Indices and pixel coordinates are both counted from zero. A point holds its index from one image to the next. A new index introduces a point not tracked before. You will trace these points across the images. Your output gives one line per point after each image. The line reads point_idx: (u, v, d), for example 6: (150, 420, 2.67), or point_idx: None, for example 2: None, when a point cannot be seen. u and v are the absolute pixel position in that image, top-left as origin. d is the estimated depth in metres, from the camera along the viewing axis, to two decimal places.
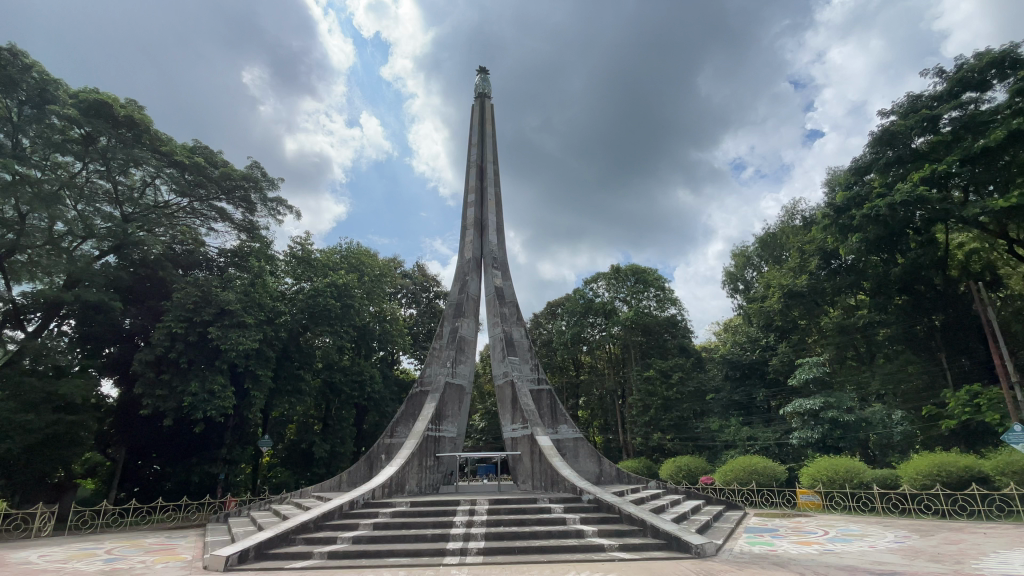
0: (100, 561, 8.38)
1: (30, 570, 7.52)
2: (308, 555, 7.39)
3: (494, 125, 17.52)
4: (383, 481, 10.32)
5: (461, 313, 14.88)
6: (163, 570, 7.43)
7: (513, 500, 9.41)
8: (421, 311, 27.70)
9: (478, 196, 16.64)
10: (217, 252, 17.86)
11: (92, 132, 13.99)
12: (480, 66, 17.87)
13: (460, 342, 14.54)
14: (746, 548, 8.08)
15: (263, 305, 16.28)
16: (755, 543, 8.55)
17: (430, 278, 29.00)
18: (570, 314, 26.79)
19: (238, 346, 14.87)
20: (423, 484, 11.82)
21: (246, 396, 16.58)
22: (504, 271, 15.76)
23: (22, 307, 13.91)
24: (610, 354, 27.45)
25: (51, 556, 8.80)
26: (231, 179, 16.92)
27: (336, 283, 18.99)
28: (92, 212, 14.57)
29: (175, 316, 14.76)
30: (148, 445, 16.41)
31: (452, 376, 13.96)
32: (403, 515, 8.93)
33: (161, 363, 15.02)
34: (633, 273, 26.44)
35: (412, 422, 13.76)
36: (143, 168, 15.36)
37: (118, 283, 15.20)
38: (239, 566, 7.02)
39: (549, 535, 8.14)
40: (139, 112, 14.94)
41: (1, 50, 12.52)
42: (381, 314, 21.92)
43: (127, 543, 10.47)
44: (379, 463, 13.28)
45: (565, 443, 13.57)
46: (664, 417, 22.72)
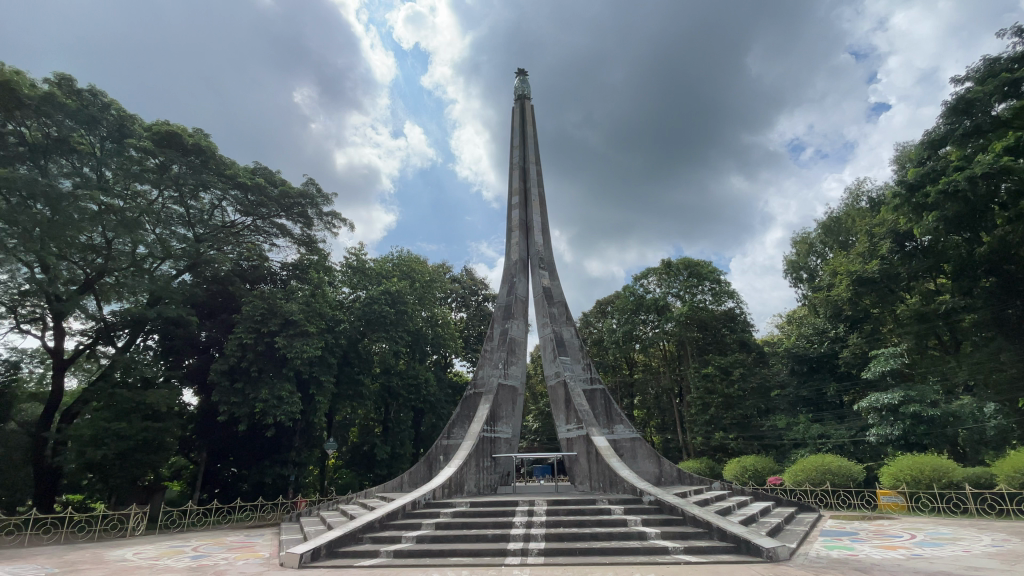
0: (187, 557, 8.96)
1: (128, 566, 8.14)
2: (375, 553, 7.53)
3: (536, 125, 17.40)
4: (443, 481, 10.43)
5: (510, 314, 14.82)
6: (243, 566, 7.87)
7: (572, 501, 9.20)
8: (471, 314, 28.01)
9: (522, 197, 16.61)
10: (280, 266, 18.72)
11: (165, 161, 15.11)
12: (519, 68, 17.83)
13: (510, 343, 14.50)
14: (822, 552, 7.48)
15: (323, 314, 17.10)
16: (833, 547, 7.90)
17: (478, 281, 29.28)
18: (622, 312, 26.15)
19: (302, 354, 15.62)
20: (481, 485, 11.88)
21: (311, 401, 17.39)
22: (552, 270, 15.55)
23: (112, 324, 15.24)
24: (665, 350, 26.67)
25: (144, 554, 9.46)
26: (289, 197, 17.76)
27: (390, 290, 19.50)
28: (169, 235, 15.75)
29: (245, 327, 15.64)
30: (226, 449, 17.52)
31: (504, 378, 13.95)
32: (464, 515, 8.95)
33: (234, 372, 15.94)
34: (687, 267, 25.50)
35: (468, 423, 13.83)
36: (211, 192, 16.39)
37: (194, 298, 16.34)
38: (312, 563, 7.27)
39: (610, 537, 7.89)
40: (205, 139, 16.05)
41: (84, 91, 13.78)
42: (432, 318, 22.36)
43: (211, 541, 11.12)
44: (438, 464, 13.46)
45: (622, 444, 13.19)
46: (725, 415, 21.72)
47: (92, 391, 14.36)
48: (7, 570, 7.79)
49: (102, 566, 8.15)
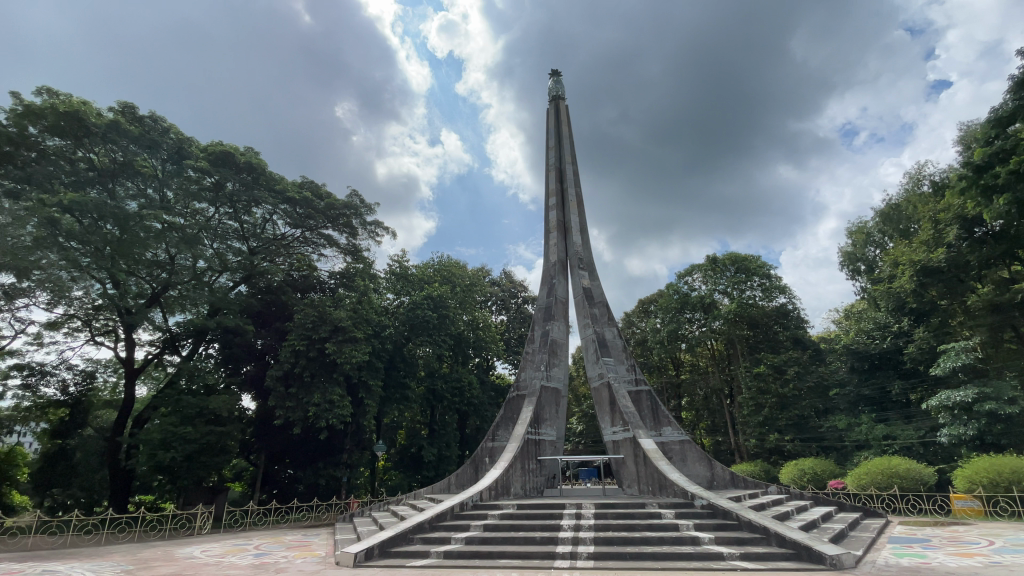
0: (250, 555, 9.38)
1: (196, 563, 8.60)
2: (425, 554, 7.63)
3: (571, 125, 17.25)
4: (489, 483, 10.45)
5: (551, 315, 14.73)
6: (302, 564, 8.15)
7: (620, 504, 9.00)
8: (511, 317, 28.05)
9: (560, 198, 16.50)
10: (328, 275, 19.35)
11: (221, 179, 15.98)
12: (552, 69, 17.74)
13: (552, 345, 14.39)
14: (891, 559, 6.98)
15: (370, 320, 17.60)
16: (903, 554, 7.35)
17: (517, 283, 29.29)
18: (665, 311, 25.43)
19: (351, 359, 16.14)
20: (528, 488, 11.84)
21: (361, 404, 17.92)
22: (592, 271, 15.32)
23: (177, 334, 16.21)
24: (714, 350, 25.78)
25: (211, 551, 9.97)
26: (335, 208, 18.41)
27: (432, 295, 19.84)
28: (225, 249, 16.63)
29: (298, 334, 16.25)
30: (283, 452, 18.27)
31: (546, 380, 13.85)
32: (511, 517, 8.93)
33: (288, 378, 16.60)
34: (733, 263, 24.53)
35: (512, 426, 13.81)
36: (263, 207, 17.18)
37: (250, 308, 17.17)
38: (366, 563, 7.44)
39: (662, 541, 7.65)
40: (255, 157, 16.86)
41: (146, 118, 14.84)
42: (473, 322, 22.54)
43: (271, 540, 11.63)
44: (484, 466, 13.51)
45: (671, 446, 12.81)
46: (780, 417, 20.69)
47: (161, 398, 15.35)
48: (90, 565, 8.42)
49: (173, 562, 8.65)
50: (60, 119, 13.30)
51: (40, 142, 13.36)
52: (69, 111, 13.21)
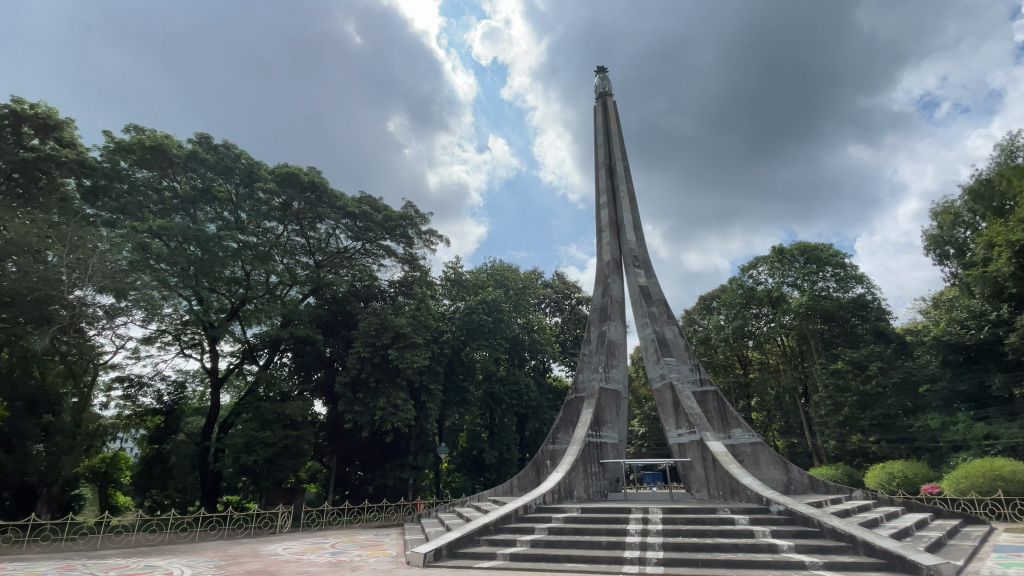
0: (328, 553, 9.85)
1: (279, 560, 9.16)
2: (492, 556, 7.71)
3: (619, 121, 16.94)
4: (552, 486, 10.40)
5: (607, 316, 14.50)
6: (375, 563, 8.48)
7: (689, 509, 8.67)
8: (566, 318, 27.87)
9: (611, 196, 16.24)
10: (388, 284, 20.03)
11: (287, 199, 17.03)
12: (598, 66, 17.51)
13: (609, 345, 14.14)
14: (999, 571, 6.28)
15: (429, 326, 18.10)
16: (1012, 565, 6.60)
17: (570, 284, 29.10)
18: (729, 307, 24.30)
19: (413, 364, 16.66)
20: (591, 491, 11.69)
21: (424, 407, 18.45)
22: (648, 268, 14.93)
23: (254, 345, 17.38)
24: (784, 346, 24.36)
25: (293, 548, 10.59)
26: (392, 220, 19.09)
27: (486, 299, 20.11)
28: (294, 263, 17.69)
29: (362, 342, 16.96)
30: (353, 454, 19.09)
31: (606, 381, 13.61)
32: (575, 521, 8.84)
33: (355, 384, 17.36)
34: (802, 253, 23.11)
35: (572, 428, 13.69)
36: (326, 222, 18.11)
37: (318, 318, 18.14)
38: (435, 563, 7.62)
39: (736, 548, 7.31)
40: (318, 176, 17.81)
41: (220, 146, 16.11)
42: (528, 324, 22.60)
43: (346, 539, 12.16)
44: (546, 469, 13.49)
45: (742, 449, 12.23)
46: (863, 416, 19.14)
47: (243, 405, 16.54)
48: (187, 561, 9.17)
49: (259, 559, 9.27)
50: (147, 153, 14.75)
51: (131, 175, 14.91)
52: (154, 146, 14.62)
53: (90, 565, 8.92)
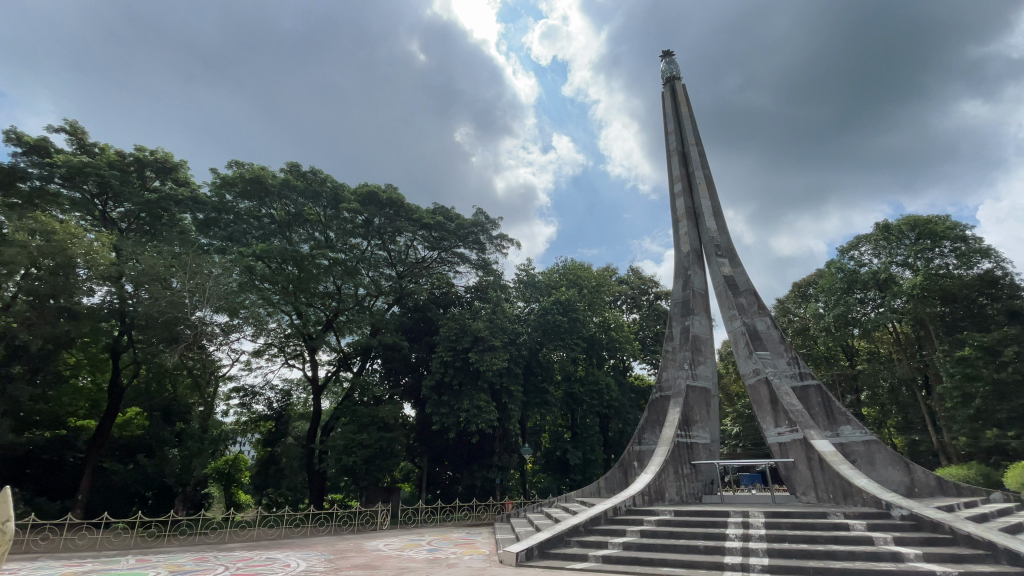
0: (425, 550, 10.31)
1: (381, 555, 9.73)
2: (584, 557, 7.67)
3: (690, 105, 16.19)
4: (641, 488, 10.12)
5: (689, 310, 13.89)
6: (470, 560, 8.77)
7: (795, 513, 8.03)
8: (644, 315, 27.04)
9: (686, 184, 15.54)
10: (464, 290, 20.66)
11: (369, 216, 18.12)
12: (664, 50, 16.87)
13: (694, 341, 13.49)
14: None
15: (505, 328, 18.35)
16: None
17: (647, 279, 28.26)
18: (828, 293, 22.28)
19: (492, 366, 17.01)
20: (684, 493, 11.25)
21: (505, 409, 18.76)
22: (732, 257, 14.10)
23: (347, 353, 18.66)
24: (896, 333, 21.91)
25: (393, 545, 11.17)
26: (464, 227, 19.65)
27: (561, 299, 20.05)
28: (379, 275, 18.74)
29: (444, 347, 17.62)
30: (442, 455, 19.85)
31: (693, 379, 12.99)
32: (669, 524, 8.52)
33: (440, 387, 18.04)
34: (912, 227, 20.65)
35: (659, 428, 13.27)
36: (405, 235, 19.03)
37: (403, 325, 19.15)
38: (528, 562, 7.72)
39: (852, 557, 6.67)
40: (394, 192, 18.76)
41: (308, 173, 17.52)
42: (605, 323, 22.25)
43: (440, 536, 12.64)
44: (633, 470, 13.21)
45: (853, 448, 11.16)
46: (1000, 408, 16.70)
47: (341, 409, 17.84)
48: (301, 554, 10.01)
49: (363, 554, 9.92)
50: (248, 184, 16.35)
51: (236, 206, 16.62)
52: (253, 178, 16.21)
53: (221, 557, 10.02)
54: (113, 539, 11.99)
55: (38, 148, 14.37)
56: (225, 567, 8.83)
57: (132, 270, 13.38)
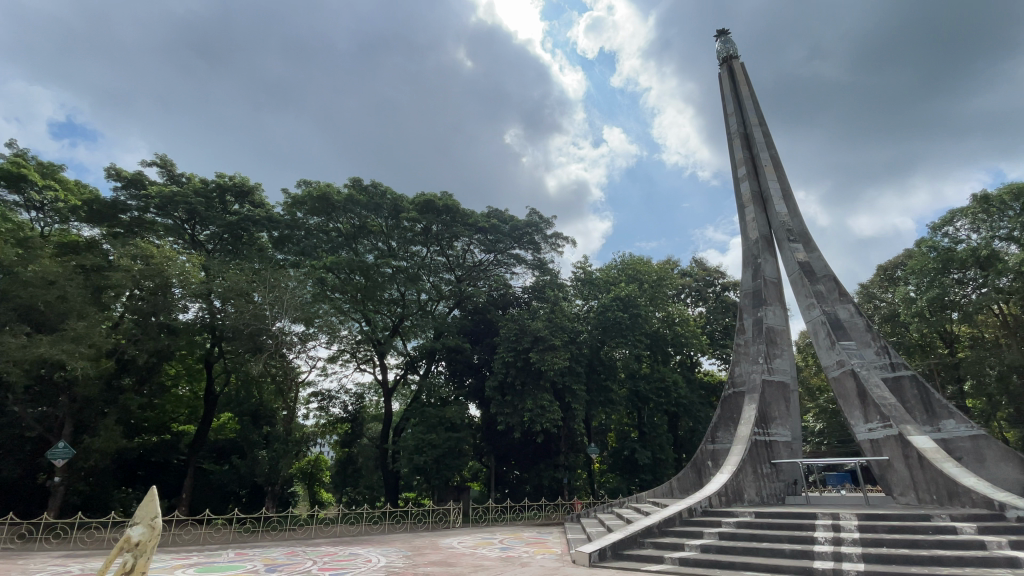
0: (498, 548, 10.46)
1: (456, 552, 10.01)
2: (660, 559, 7.47)
3: (750, 84, 15.36)
4: (718, 488, 9.70)
5: (762, 301, 13.14)
6: (543, 560, 8.79)
7: (893, 515, 7.37)
8: (711, 307, 25.91)
9: (750, 167, 14.74)
10: (522, 290, 20.75)
11: (427, 224, 18.69)
12: (718, 30, 16.12)
13: (768, 333, 12.75)
14: None
15: (565, 327, 18.21)
16: None
17: (712, 270, 27.05)
18: (918, 275, 20.25)
19: (553, 366, 16.97)
20: (765, 494, 10.69)
21: (569, 408, 18.65)
22: (807, 242, 13.21)
23: (414, 357, 19.32)
24: (1005, 315, 19.57)
25: (466, 543, 11.43)
26: (519, 229, 19.74)
27: (620, 295, 19.62)
28: (439, 280, 19.29)
29: (505, 347, 17.82)
30: (508, 454, 20.09)
31: (768, 373, 12.26)
32: (750, 526, 8.11)
33: (503, 387, 18.26)
34: (1017, 196, 18.36)
35: (734, 426, 12.70)
36: (462, 240, 19.46)
37: (464, 328, 19.61)
38: (601, 563, 7.64)
39: (962, 563, 6.06)
40: (450, 198, 19.20)
41: (370, 187, 18.33)
42: (668, 318, 21.54)
43: (511, 535, 12.80)
44: (708, 470, 12.72)
45: (958, 444, 10.12)
46: None
47: (410, 411, 18.53)
48: (382, 550, 10.49)
49: (440, 550, 10.25)
50: (316, 202, 17.37)
51: (306, 222, 17.69)
52: (320, 195, 17.22)
53: (309, 551, 10.70)
54: (215, 534, 13.15)
55: (135, 181, 16.00)
56: (314, 561, 9.44)
57: (220, 287, 14.58)
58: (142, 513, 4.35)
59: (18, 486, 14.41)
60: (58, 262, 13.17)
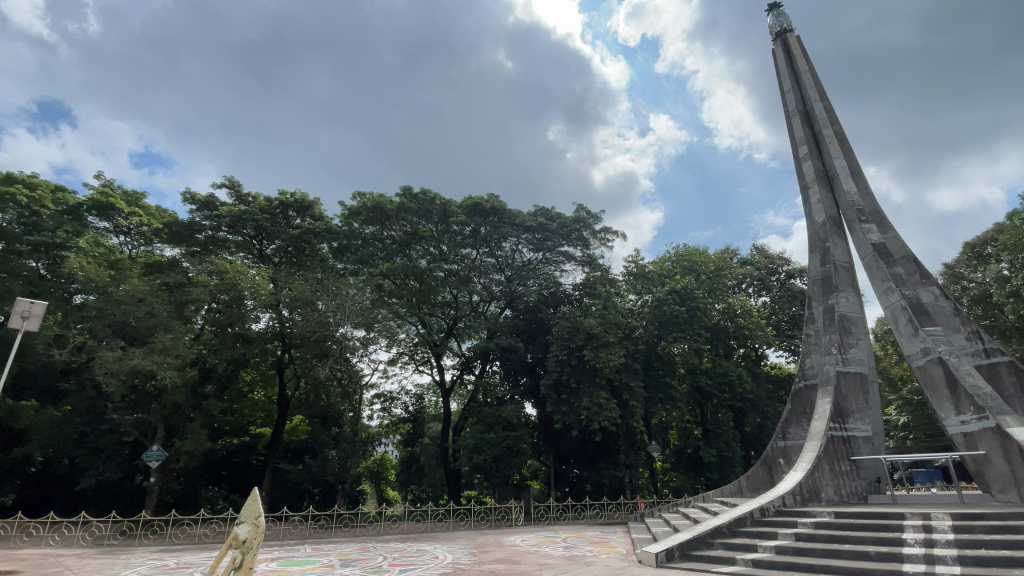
0: (561, 547, 10.37)
1: (520, 550, 10.02)
2: (732, 561, 7.08)
3: (809, 57, 14.33)
4: (792, 487, 9.11)
5: (833, 287, 12.18)
6: (608, 559, 8.59)
7: (995, 514, 6.61)
8: (775, 297, 24.50)
9: (813, 145, 13.74)
10: (573, 287, 20.46)
11: (475, 226, 18.86)
12: (771, 3, 15.17)
13: (841, 321, 11.81)
14: None
15: (619, 323, 17.75)
16: None
17: (775, 257, 25.52)
18: (1013, 252, 18.11)
19: (609, 363, 16.60)
20: (844, 493, 9.93)
21: (627, 405, 18.23)
22: (881, 221, 12.14)
23: (468, 357, 19.57)
24: None
25: (528, 541, 11.41)
26: (567, 225, 19.48)
27: (676, 288, 18.94)
28: (490, 281, 19.41)
29: (559, 345, 17.67)
30: (567, 452, 19.91)
31: (844, 365, 11.33)
32: (829, 527, 7.54)
33: (559, 386, 18.09)
34: None
35: (807, 421, 11.90)
36: (510, 240, 19.45)
37: (517, 328, 19.66)
38: (669, 564, 7.36)
39: None
40: (497, 200, 19.27)
41: (420, 194, 18.72)
42: (729, 309, 20.50)
43: (575, 534, 12.66)
44: (780, 468, 12.02)
45: None
46: None
47: (468, 411, 18.79)
48: (447, 547, 10.68)
49: (503, 549, 10.30)
50: (370, 211, 17.97)
51: (361, 232, 18.38)
52: (374, 205, 17.78)
53: (379, 547, 11.06)
54: (291, 531, 13.91)
55: (207, 203, 17.21)
56: (383, 556, 9.75)
57: (287, 296, 15.38)
58: (247, 513, 4.57)
59: (119, 486, 15.91)
60: (144, 280, 14.33)
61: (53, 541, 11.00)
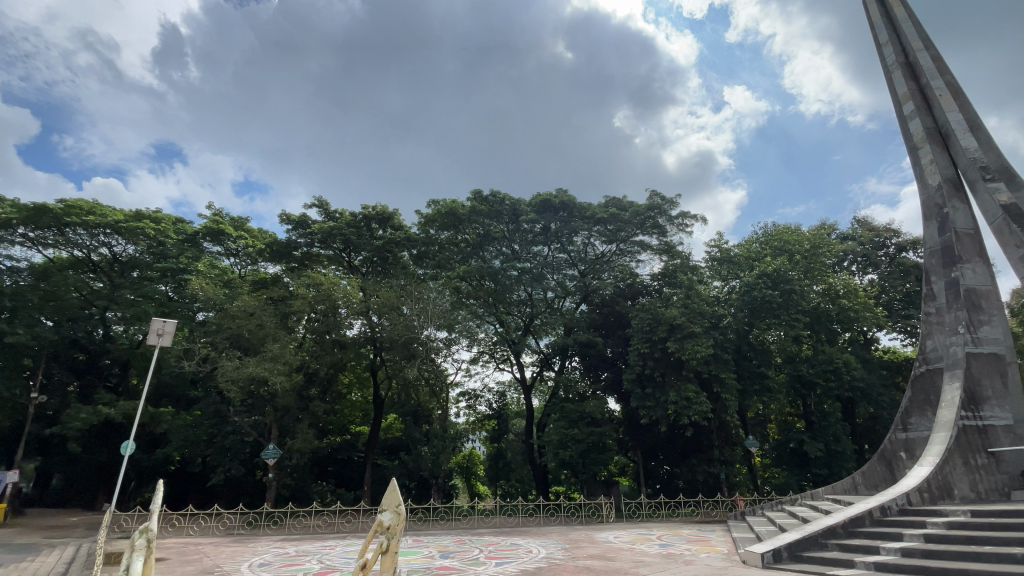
0: (657, 545, 10.10)
1: (614, 547, 9.92)
2: (849, 563, 6.48)
3: (908, 3, 12.71)
4: (918, 484, 8.15)
5: (955, 258, 10.70)
6: (708, 558, 8.25)
7: None
8: (884, 273, 22.02)
9: (920, 100, 12.17)
10: (650, 278, 19.80)
11: (545, 223, 18.87)
12: None
13: (968, 296, 10.33)
14: None
15: (704, 312, 16.91)
16: None
17: (881, 229, 22.90)
18: None
19: (696, 355, 15.88)
20: (983, 490, 8.73)
21: (718, 398, 17.52)
22: (1012, 178, 10.39)
23: (547, 354, 19.75)
24: None
25: (622, 538, 11.25)
26: (640, 214, 18.89)
27: (767, 271, 17.64)
28: (563, 278, 19.32)
29: (639, 338, 17.17)
30: (656, 448, 19.20)
31: (975, 346, 9.93)
32: (966, 527, 6.67)
33: (642, 380, 17.55)
34: None
35: (932, 410, 10.59)
36: (582, 234, 19.14)
37: (595, 322, 19.44)
38: (777, 565, 6.92)
39: None
40: (566, 194, 19.16)
41: (491, 196, 19.08)
42: (830, 291, 18.74)
43: (671, 532, 12.26)
44: (902, 463, 10.81)
45: None
46: None
47: (551, 407, 18.88)
48: (540, 542, 10.83)
49: (596, 545, 10.26)
50: (444, 217, 18.67)
51: (438, 238, 19.17)
52: (448, 211, 18.49)
53: (475, 540, 11.49)
54: None
55: (301, 223, 18.84)
56: (479, 549, 10.11)
57: (375, 303, 16.36)
58: (388, 501, 4.86)
59: (246, 480, 17.90)
60: (254, 297, 16.01)
61: (195, 529, 12.61)
